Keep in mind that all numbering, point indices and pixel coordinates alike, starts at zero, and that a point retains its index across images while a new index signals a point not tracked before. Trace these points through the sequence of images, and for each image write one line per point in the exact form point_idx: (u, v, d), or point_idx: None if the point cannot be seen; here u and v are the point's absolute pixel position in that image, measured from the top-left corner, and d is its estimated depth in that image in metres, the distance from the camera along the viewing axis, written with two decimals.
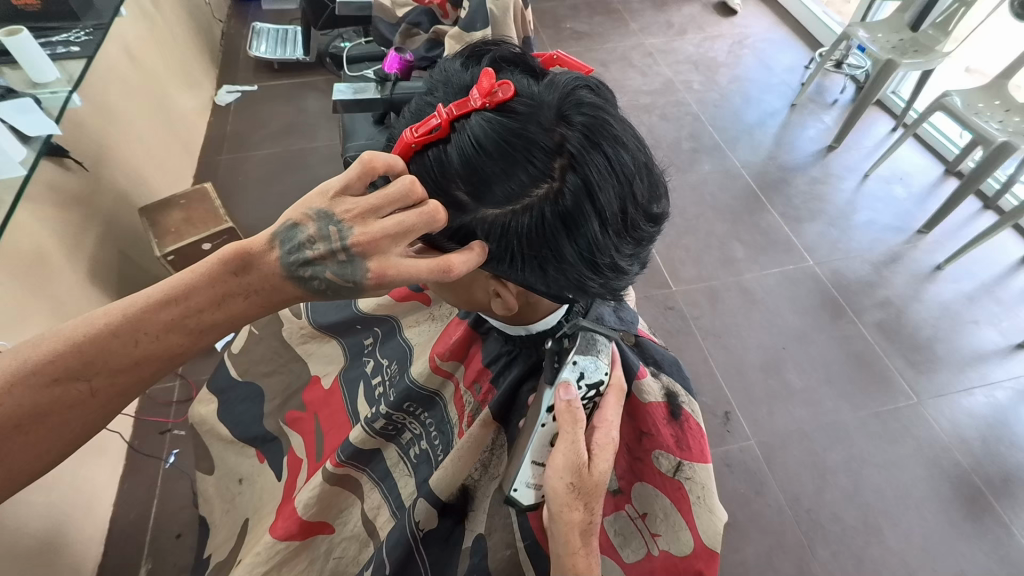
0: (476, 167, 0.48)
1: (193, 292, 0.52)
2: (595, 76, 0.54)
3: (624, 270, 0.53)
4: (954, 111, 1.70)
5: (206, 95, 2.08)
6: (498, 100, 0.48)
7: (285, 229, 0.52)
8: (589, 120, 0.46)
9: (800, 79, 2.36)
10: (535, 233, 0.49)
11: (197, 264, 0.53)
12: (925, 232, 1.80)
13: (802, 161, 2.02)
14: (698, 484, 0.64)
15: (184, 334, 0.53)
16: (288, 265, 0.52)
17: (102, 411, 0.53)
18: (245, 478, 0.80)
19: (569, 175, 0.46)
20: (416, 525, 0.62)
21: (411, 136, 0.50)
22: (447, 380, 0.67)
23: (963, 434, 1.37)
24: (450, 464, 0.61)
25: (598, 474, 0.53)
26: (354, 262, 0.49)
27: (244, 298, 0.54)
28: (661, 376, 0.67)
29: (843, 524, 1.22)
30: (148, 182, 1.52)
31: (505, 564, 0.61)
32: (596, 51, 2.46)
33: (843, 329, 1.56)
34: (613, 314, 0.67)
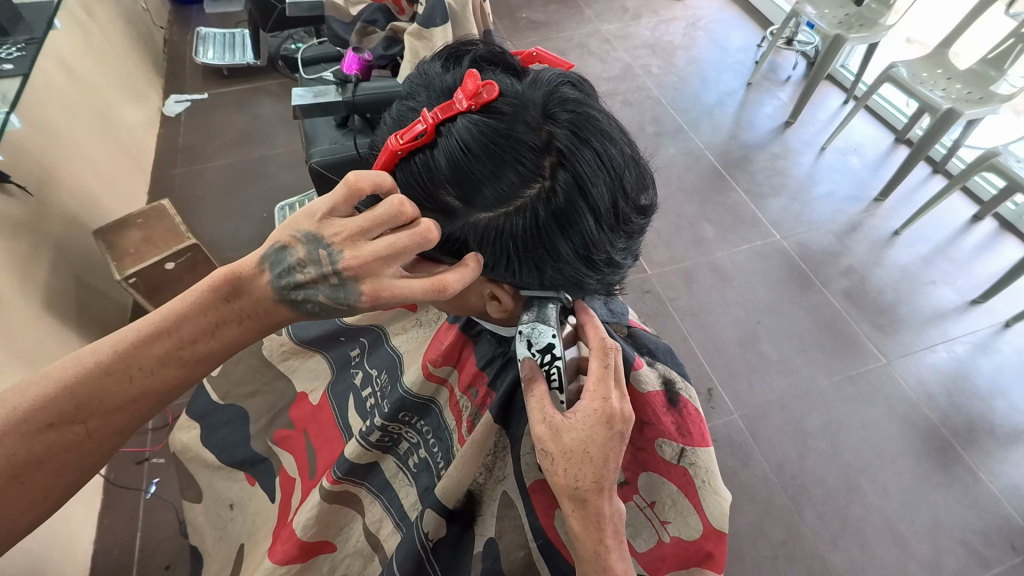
0: (465, 170, 0.47)
1: (184, 322, 0.51)
2: (576, 72, 0.54)
3: (619, 264, 0.53)
4: (901, 82, 1.77)
5: (153, 107, 1.99)
6: (483, 101, 0.47)
7: (274, 252, 0.50)
8: (575, 117, 0.46)
9: (754, 58, 2.41)
10: (530, 233, 0.49)
11: (186, 293, 0.51)
12: (881, 199, 1.87)
13: (762, 138, 2.07)
14: (703, 468, 0.64)
15: (179, 366, 0.51)
16: (280, 289, 0.50)
17: (101, 452, 0.51)
18: (236, 503, 0.77)
19: (560, 171, 0.46)
20: (425, 535, 0.61)
21: (396, 143, 0.48)
22: (441, 386, 0.66)
23: (929, 389, 1.44)
24: (455, 471, 0.60)
25: (569, 438, 0.50)
26: (346, 285, 0.47)
27: (237, 324, 0.52)
28: (656, 365, 0.68)
29: (826, 486, 1.27)
30: (99, 202, 1.44)
31: (519, 565, 0.62)
32: (553, 40, 2.45)
33: (812, 299, 1.62)
34: (603, 306, 0.66)
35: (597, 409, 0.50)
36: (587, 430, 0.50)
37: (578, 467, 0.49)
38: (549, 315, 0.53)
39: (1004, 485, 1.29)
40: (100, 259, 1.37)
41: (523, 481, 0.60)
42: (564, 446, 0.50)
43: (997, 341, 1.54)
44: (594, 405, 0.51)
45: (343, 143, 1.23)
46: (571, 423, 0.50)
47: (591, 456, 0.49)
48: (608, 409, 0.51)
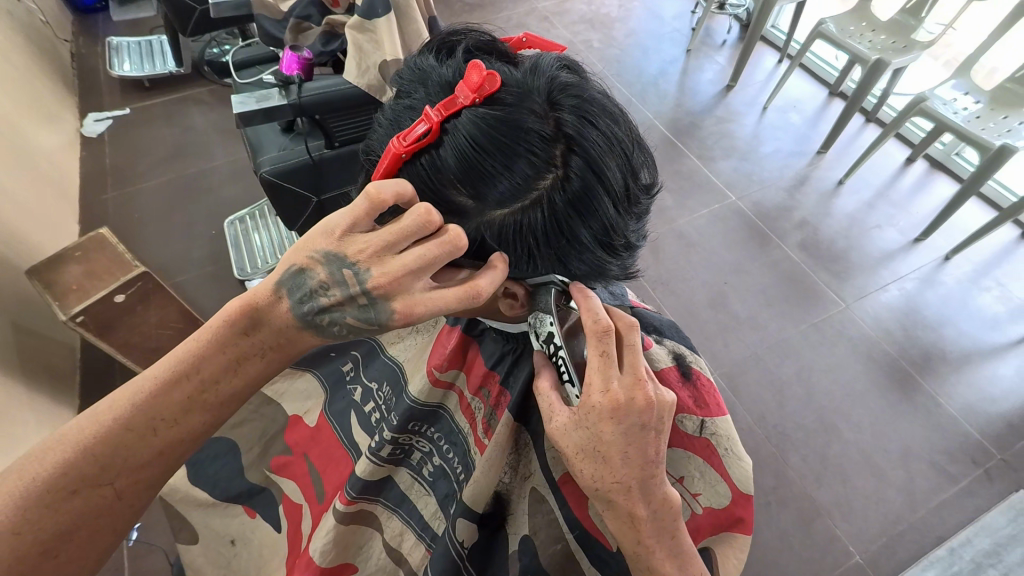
0: (477, 166, 0.45)
1: (203, 363, 0.47)
2: (567, 54, 0.53)
3: (633, 245, 0.54)
4: (831, 37, 1.85)
5: (70, 128, 1.83)
6: (487, 94, 0.45)
7: (290, 277, 0.47)
8: (580, 102, 0.46)
9: (689, 25, 2.46)
10: (549, 225, 0.48)
11: (200, 332, 0.47)
12: (823, 151, 1.96)
13: (706, 103, 2.12)
14: (723, 436, 0.66)
15: (203, 410, 0.48)
16: (302, 315, 0.48)
17: (132, 511, 0.47)
18: (238, 538, 0.73)
19: (574, 158, 0.45)
20: (460, 544, 0.59)
21: (399, 146, 0.45)
22: (449, 391, 0.65)
23: (886, 325, 1.54)
24: (481, 476, 0.59)
25: (574, 438, 0.48)
26: (376, 305, 0.45)
27: (260, 359, 0.49)
28: (665, 342, 0.71)
29: (805, 429, 1.34)
30: (26, 239, 1.32)
31: (558, 557, 0.60)
32: (491, 21, 2.41)
33: (772, 255, 1.68)
34: (604, 292, 0.68)
35: (596, 407, 0.46)
36: (592, 429, 0.47)
37: (593, 467, 0.47)
38: (548, 302, 0.51)
39: (961, 405, 1.40)
40: (38, 300, 1.26)
41: (551, 476, 0.59)
42: (575, 445, 0.48)
43: (940, 274, 1.65)
44: (593, 402, 0.47)
45: (293, 149, 1.17)
46: (576, 421, 0.48)
47: (604, 458, 0.47)
48: (613, 400, 0.46)
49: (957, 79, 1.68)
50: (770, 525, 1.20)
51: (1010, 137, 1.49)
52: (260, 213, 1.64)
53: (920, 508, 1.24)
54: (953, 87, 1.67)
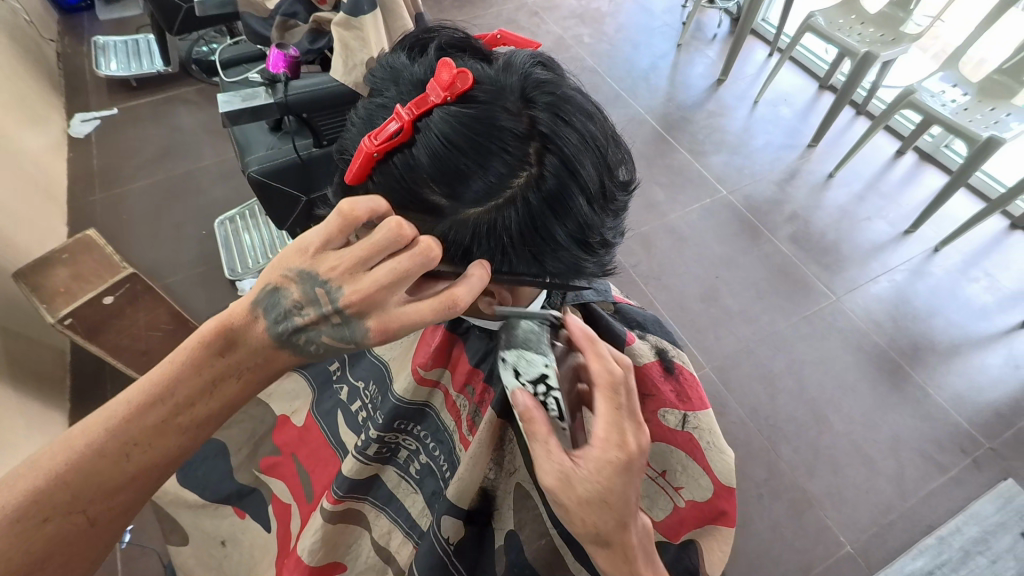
0: (451, 164, 0.45)
1: (178, 384, 0.46)
2: (543, 51, 0.53)
3: (610, 242, 0.54)
4: (820, 30, 1.86)
5: (56, 129, 1.82)
6: (459, 92, 0.45)
7: (266, 296, 0.47)
8: (555, 99, 0.46)
9: (680, 19, 2.45)
10: (524, 224, 0.47)
11: (174, 353, 0.47)
12: (813, 145, 1.96)
13: (697, 97, 2.12)
14: (705, 430, 0.67)
15: (179, 432, 0.47)
16: (280, 333, 0.47)
17: (107, 536, 0.48)
18: (229, 539, 0.73)
19: (548, 156, 0.45)
20: (445, 540, 0.60)
21: (370, 145, 0.45)
22: (434, 389, 0.65)
23: (875, 317, 1.54)
24: (465, 473, 0.58)
25: (581, 485, 0.44)
26: (351, 323, 0.45)
27: (237, 379, 0.48)
28: (648, 337, 0.70)
29: (797, 421, 1.35)
30: (12, 242, 1.31)
31: (544, 553, 0.61)
32: (481, 17, 2.41)
33: (763, 248, 1.69)
34: (589, 290, 0.69)
35: (614, 458, 0.45)
36: (604, 474, 0.45)
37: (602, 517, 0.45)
38: (540, 346, 0.52)
39: (949, 394, 1.41)
40: (25, 304, 1.26)
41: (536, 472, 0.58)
42: (582, 494, 0.44)
43: (929, 265, 1.66)
44: (611, 453, 0.45)
45: (281, 148, 1.16)
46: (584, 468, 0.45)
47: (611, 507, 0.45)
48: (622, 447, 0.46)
49: (944, 71, 1.69)
50: (763, 517, 1.21)
51: (997, 128, 1.50)
52: (250, 213, 1.63)
53: (909, 497, 1.25)
54: (941, 79, 1.68)
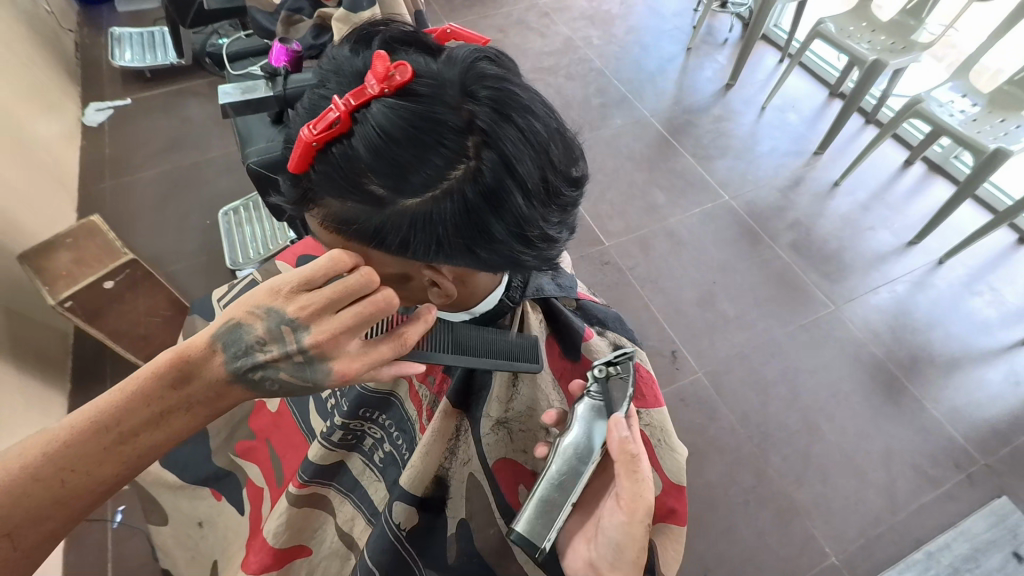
0: (387, 156, 0.45)
1: (124, 414, 0.44)
2: (493, 47, 0.53)
3: (554, 238, 0.53)
4: (829, 37, 1.83)
5: (70, 118, 1.86)
6: (397, 84, 0.45)
7: (227, 332, 0.45)
8: (494, 94, 0.46)
9: (690, 23, 2.43)
10: (460, 216, 0.47)
11: (124, 382, 0.44)
12: (820, 152, 1.94)
13: (704, 101, 2.11)
14: (657, 427, 0.69)
15: (121, 461, 0.45)
16: (237, 370, 0.46)
17: (33, 559, 0.45)
18: (206, 521, 0.75)
19: (485, 151, 0.45)
20: (397, 526, 0.62)
21: (310, 133, 0.45)
22: (399, 378, 0.65)
23: (875, 328, 1.53)
24: (419, 462, 0.60)
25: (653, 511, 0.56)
26: (313, 364, 0.45)
27: (187, 412, 0.46)
28: (607, 333, 0.69)
29: (788, 429, 1.34)
30: (20, 225, 1.34)
31: (494, 540, 0.66)
32: (491, 17, 2.42)
33: (762, 254, 1.67)
34: (551, 283, 0.68)
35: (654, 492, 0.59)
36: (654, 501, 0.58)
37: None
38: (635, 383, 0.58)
39: (946, 409, 1.39)
40: (31, 287, 1.29)
41: (488, 463, 0.63)
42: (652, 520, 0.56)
43: (932, 277, 1.64)
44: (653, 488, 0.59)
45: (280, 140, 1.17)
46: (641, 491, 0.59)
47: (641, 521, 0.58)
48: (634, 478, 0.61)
49: (955, 80, 1.66)
50: (749, 524, 1.20)
51: (1006, 140, 1.48)
52: (253, 205, 1.66)
53: (900, 510, 1.24)
54: (950, 88, 1.65)
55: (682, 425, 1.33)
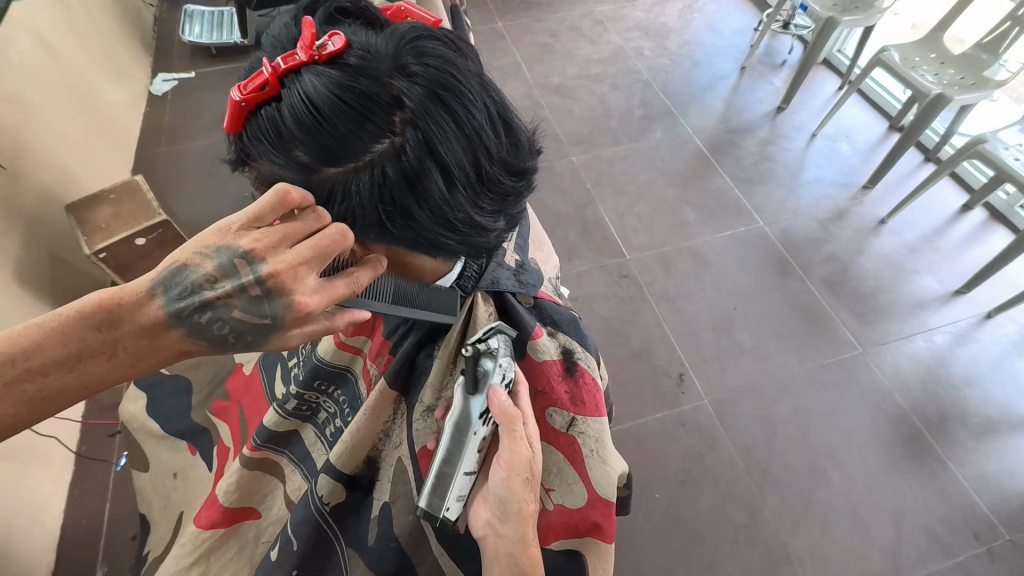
0: (310, 124, 0.43)
1: (42, 350, 0.44)
2: (447, 28, 0.51)
3: (485, 227, 0.51)
4: (892, 66, 1.73)
5: (139, 85, 1.99)
6: (328, 53, 0.43)
7: (170, 273, 0.45)
8: (427, 71, 0.43)
9: (749, 41, 2.34)
10: (380, 194, 0.46)
11: (48, 318, 0.44)
12: (869, 186, 1.83)
13: (752, 122, 2.03)
14: (591, 437, 0.63)
15: (20, 402, 0.43)
16: (178, 312, 0.45)
17: None
18: (179, 472, 0.81)
19: (409, 129, 0.43)
20: (322, 500, 0.64)
21: (239, 94, 0.44)
22: (356, 356, 0.67)
23: (904, 378, 1.43)
24: (350, 439, 0.62)
25: (537, 463, 0.57)
26: (271, 297, 0.44)
27: (109, 357, 0.45)
28: (558, 335, 0.66)
29: (791, 470, 1.27)
30: (76, 178, 1.45)
31: (410, 529, 0.62)
32: (545, 21, 2.42)
33: (791, 285, 1.60)
34: (509, 278, 0.65)
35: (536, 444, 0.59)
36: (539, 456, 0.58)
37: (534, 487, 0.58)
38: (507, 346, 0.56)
39: (972, 473, 1.28)
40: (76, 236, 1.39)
41: (412, 447, 0.62)
42: (534, 474, 0.57)
43: (977, 331, 1.52)
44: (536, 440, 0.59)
45: None
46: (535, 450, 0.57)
47: (537, 482, 0.58)
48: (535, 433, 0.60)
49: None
50: (733, 563, 1.15)
51: None
52: None
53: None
54: (1019, 131, 1.53)
55: (678, 450, 1.29)
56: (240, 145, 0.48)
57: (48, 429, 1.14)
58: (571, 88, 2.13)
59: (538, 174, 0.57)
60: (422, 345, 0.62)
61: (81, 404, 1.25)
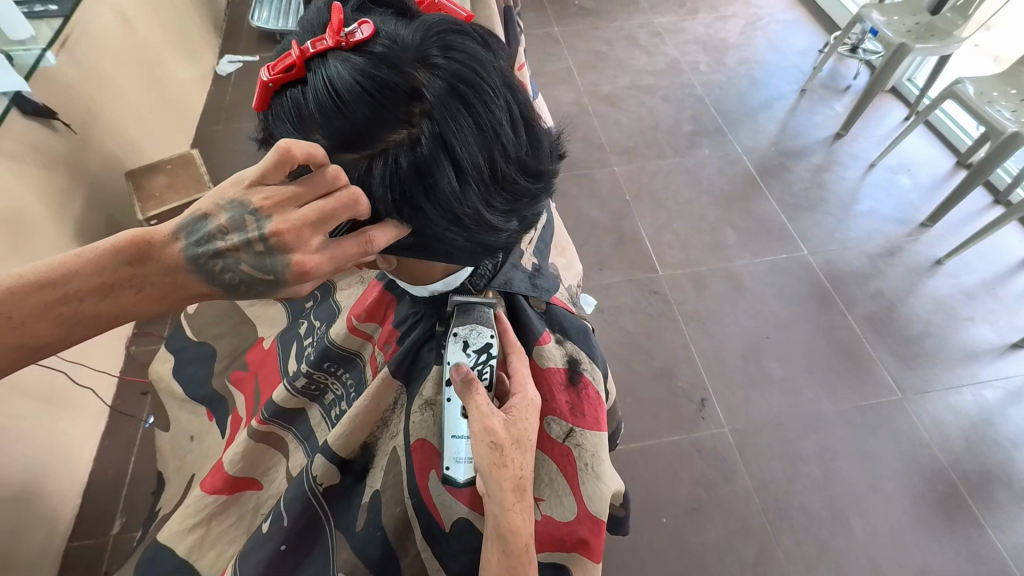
0: (330, 108, 0.44)
1: (76, 277, 0.48)
2: (477, 24, 0.51)
3: (495, 227, 0.51)
4: (965, 99, 1.60)
5: (206, 64, 2.09)
6: (355, 41, 0.44)
7: (191, 220, 0.48)
8: (450, 65, 0.44)
9: (812, 63, 2.25)
10: (392, 184, 0.46)
11: (86, 250, 0.48)
12: (928, 224, 1.72)
13: (807, 147, 1.95)
14: (588, 451, 0.61)
15: (57, 322, 0.48)
16: (195, 258, 0.48)
17: None
18: (196, 436, 0.87)
19: (426, 122, 0.44)
20: (315, 480, 0.64)
21: (266, 75, 0.45)
22: (366, 342, 0.71)
23: (945, 431, 1.34)
24: (347, 424, 0.63)
25: (517, 426, 0.53)
26: (273, 254, 0.46)
27: (136, 291, 0.49)
28: (565, 344, 0.66)
29: (810, 513, 1.21)
30: (139, 148, 1.53)
31: (396, 520, 0.62)
32: (601, 29, 2.41)
33: (830, 320, 1.52)
34: (522, 278, 0.64)
35: (525, 402, 0.55)
36: (524, 418, 0.54)
37: (518, 456, 0.52)
38: (484, 319, 0.58)
39: (1011, 542, 1.19)
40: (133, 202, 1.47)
41: (407, 438, 0.61)
42: (513, 435, 0.53)
43: None
44: (526, 398, 0.56)
45: None
46: (510, 416, 0.53)
47: (520, 445, 0.53)
48: (530, 404, 0.56)
49: None
50: None
51: None
52: None
53: None
54: None
55: (692, 477, 1.25)
56: (264, 123, 0.49)
57: (87, 380, 1.21)
58: (621, 97, 2.11)
59: (557, 177, 0.56)
60: (427, 337, 0.64)
61: (120, 361, 1.32)
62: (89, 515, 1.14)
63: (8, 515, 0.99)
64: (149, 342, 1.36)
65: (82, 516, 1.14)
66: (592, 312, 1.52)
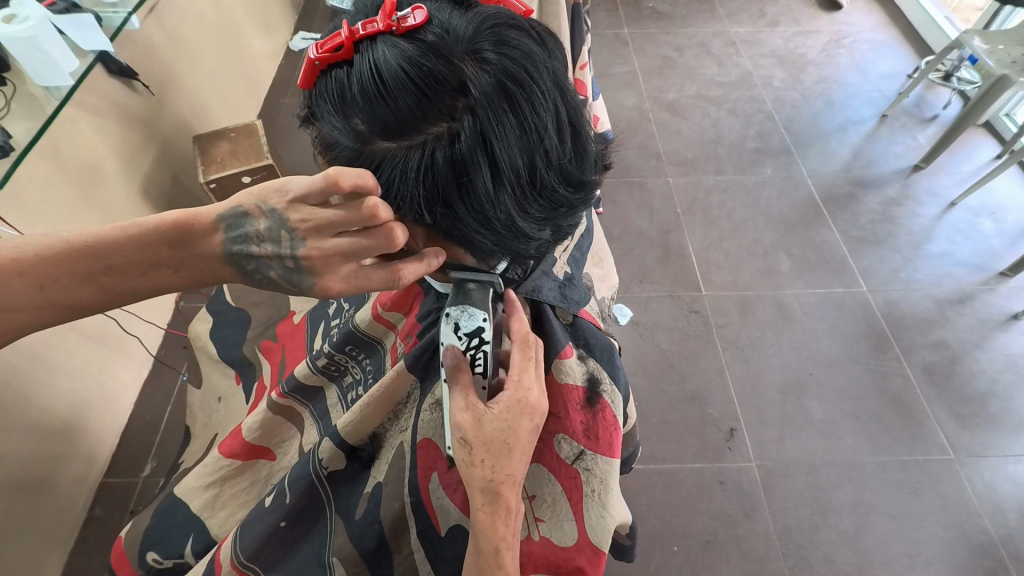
0: (372, 93, 0.43)
1: (120, 252, 0.52)
2: (534, 20, 0.50)
3: (526, 234, 0.49)
4: None
5: (282, 39, 2.15)
6: (407, 27, 0.43)
7: (234, 217, 0.51)
8: (499, 59, 0.43)
9: (897, 87, 2.10)
10: (425, 177, 0.45)
11: (131, 226, 0.52)
12: (1008, 274, 1.57)
13: (881, 177, 1.83)
14: (596, 477, 0.59)
15: (103, 288, 0.53)
16: (232, 253, 0.52)
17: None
18: (226, 397, 0.91)
19: (467, 117, 0.43)
20: (320, 463, 0.64)
21: (314, 53, 0.46)
22: (389, 330, 0.71)
23: (1000, 501, 1.22)
24: (359, 414, 0.63)
25: (497, 426, 0.50)
26: (300, 271, 0.50)
27: (175, 272, 0.53)
28: (588, 361, 0.63)
29: (834, 566, 1.14)
30: (211, 116, 1.61)
31: (394, 515, 0.62)
32: (673, 35, 2.33)
33: (883, 364, 1.42)
34: (552, 288, 0.63)
35: (516, 402, 0.51)
36: (508, 421, 0.50)
37: (493, 459, 0.50)
38: (479, 299, 0.54)
39: None
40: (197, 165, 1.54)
41: (415, 436, 0.61)
42: (488, 437, 0.49)
43: None
44: (518, 396, 0.51)
45: None
46: (488, 413, 0.50)
47: (497, 449, 0.50)
48: (523, 405, 0.51)
49: None
50: None
51: None
52: None
53: None
54: None
55: (710, 509, 1.20)
56: (308, 102, 0.49)
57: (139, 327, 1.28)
58: (684, 106, 2.04)
59: (598, 189, 0.54)
60: None
61: (169, 314, 1.38)
62: (123, 456, 1.21)
63: (51, 446, 1.05)
64: (196, 300, 1.42)
65: (117, 456, 1.21)
66: (627, 325, 1.48)
